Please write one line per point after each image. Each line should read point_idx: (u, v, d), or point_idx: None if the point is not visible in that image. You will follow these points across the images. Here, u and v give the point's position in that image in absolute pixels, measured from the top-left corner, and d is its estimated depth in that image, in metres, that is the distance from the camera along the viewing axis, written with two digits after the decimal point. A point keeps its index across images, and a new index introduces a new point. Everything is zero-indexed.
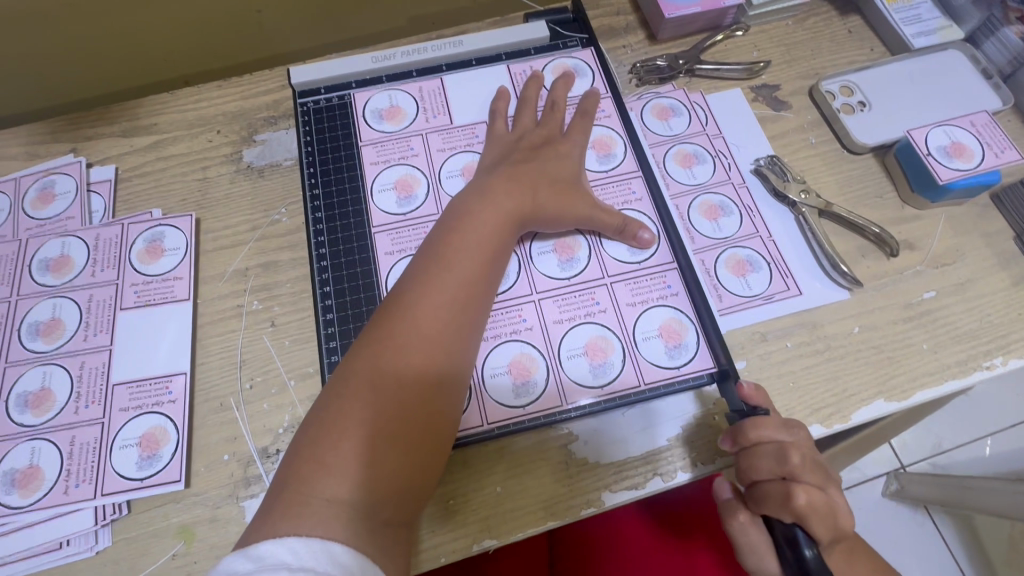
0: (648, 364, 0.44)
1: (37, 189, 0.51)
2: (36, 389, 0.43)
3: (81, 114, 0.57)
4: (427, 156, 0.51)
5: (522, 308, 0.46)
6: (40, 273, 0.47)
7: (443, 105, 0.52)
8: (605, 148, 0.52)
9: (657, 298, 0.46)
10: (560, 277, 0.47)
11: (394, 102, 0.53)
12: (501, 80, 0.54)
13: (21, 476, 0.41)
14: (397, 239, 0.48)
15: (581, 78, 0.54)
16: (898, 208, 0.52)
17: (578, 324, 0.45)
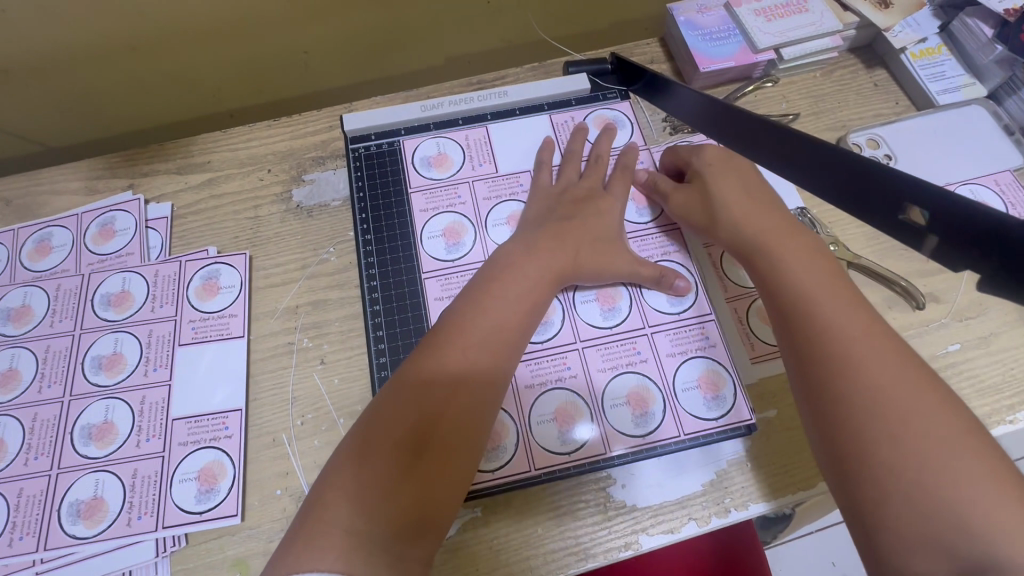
0: (687, 413, 0.46)
1: (98, 225, 0.54)
2: (99, 421, 0.46)
3: (136, 150, 0.59)
4: (474, 205, 0.53)
5: (567, 355, 0.48)
6: (103, 308, 0.50)
7: (489, 154, 0.55)
8: (645, 200, 0.54)
9: (696, 348, 0.48)
10: (603, 326, 0.49)
11: (443, 151, 0.55)
12: (544, 131, 0.56)
13: (86, 507, 0.43)
14: (447, 285, 0.50)
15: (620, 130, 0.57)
16: (924, 260, 0.53)
17: (620, 373, 0.47)
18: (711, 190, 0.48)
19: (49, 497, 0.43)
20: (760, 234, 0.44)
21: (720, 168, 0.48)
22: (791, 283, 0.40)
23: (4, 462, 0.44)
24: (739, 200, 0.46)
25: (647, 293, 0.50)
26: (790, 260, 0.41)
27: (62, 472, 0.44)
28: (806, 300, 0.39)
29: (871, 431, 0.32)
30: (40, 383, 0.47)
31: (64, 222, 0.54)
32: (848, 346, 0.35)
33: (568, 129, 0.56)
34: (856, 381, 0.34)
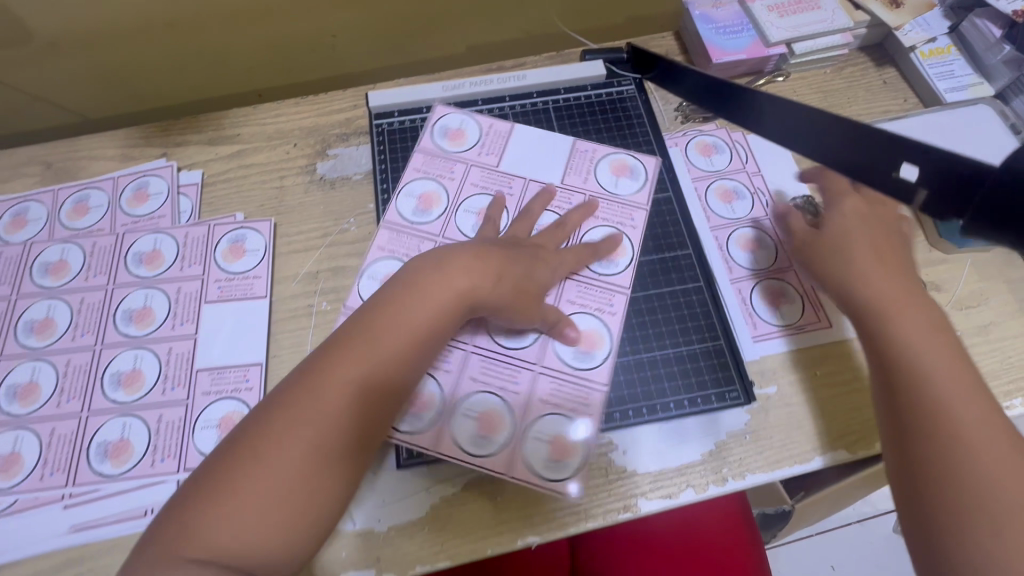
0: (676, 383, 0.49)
1: (133, 188, 0.56)
2: (128, 369, 0.48)
3: (170, 122, 0.62)
4: (459, 185, 0.55)
5: (521, 371, 0.48)
6: (135, 265, 0.52)
7: (500, 148, 0.57)
8: (611, 254, 0.53)
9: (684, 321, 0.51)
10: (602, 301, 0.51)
11: (461, 130, 0.57)
12: (564, 154, 0.57)
13: (113, 447, 0.45)
14: (409, 249, 0.53)
15: (633, 181, 0.56)
16: (926, 251, 0.55)
17: (569, 416, 0.47)
18: (845, 240, 0.48)
19: (79, 438, 0.46)
20: (879, 300, 0.44)
21: (864, 225, 0.49)
22: (908, 352, 0.41)
23: (37, 403, 0.47)
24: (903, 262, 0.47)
25: (583, 322, 0.50)
26: (909, 323, 0.43)
27: (92, 414, 0.46)
28: (919, 360, 0.41)
29: (969, 516, 0.36)
30: (74, 333, 0.49)
31: (101, 185, 0.57)
32: (957, 415, 0.38)
33: (586, 159, 0.57)
34: (970, 466, 0.37)
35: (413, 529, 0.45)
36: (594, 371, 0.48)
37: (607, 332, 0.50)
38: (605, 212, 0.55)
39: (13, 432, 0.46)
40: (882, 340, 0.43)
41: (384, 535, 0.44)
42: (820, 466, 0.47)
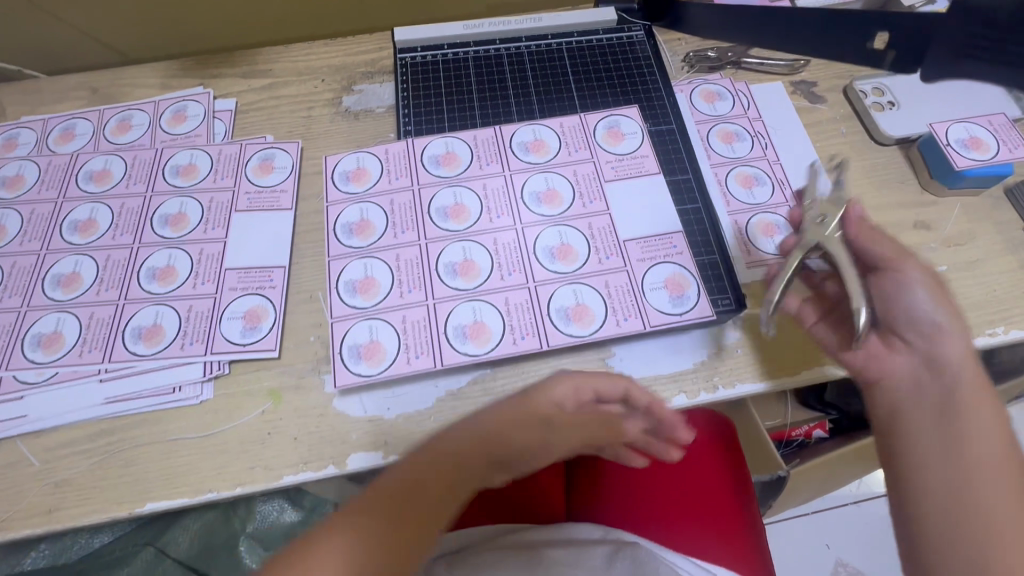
0: (654, 310, 0.49)
1: (172, 111, 0.61)
2: (163, 265, 0.52)
3: (208, 58, 0.67)
4: (568, 161, 0.56)
5: (412, 308, 0.49)
6: (172, 176, 0.56)
7: (626, 168, 0.55)
8: (566, 256, 0.51)
9: (664, 255, 0.52)
10: (581, 236, 0.52)
11: (623, 136, 0.57)
12: (655, 229, 0.52)
13: (147, 331, 0.49)
14: (485, 162, 0.56)
15: (672, 304, 0.49)
16: (917, 193, 0.57)
17: (394, 332, 0.49)
18: (873, 307, 0.43)
19: (116, 322, 0.49)
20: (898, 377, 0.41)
21: (934, 308, 0.41)
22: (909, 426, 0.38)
23: (79, 291, 0.51)
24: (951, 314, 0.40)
25: (483, 311, 0.49)
26: (917, 409, 0.39)
27: (128, 302, 0.50)
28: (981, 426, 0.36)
29: None
30: (114, 232, 0.53)
31: (143, 107, 0.61)
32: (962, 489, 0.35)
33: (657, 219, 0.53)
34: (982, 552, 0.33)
35: (417, 418, 0.47)
36: (456, 355, 0.48)
37: (497, 338, 0.48)
38: (615, 295, 0.50)
39: (56, 314, 0.50)
40: (888, 433, 0.39)
41: (392, 422, 0.47)
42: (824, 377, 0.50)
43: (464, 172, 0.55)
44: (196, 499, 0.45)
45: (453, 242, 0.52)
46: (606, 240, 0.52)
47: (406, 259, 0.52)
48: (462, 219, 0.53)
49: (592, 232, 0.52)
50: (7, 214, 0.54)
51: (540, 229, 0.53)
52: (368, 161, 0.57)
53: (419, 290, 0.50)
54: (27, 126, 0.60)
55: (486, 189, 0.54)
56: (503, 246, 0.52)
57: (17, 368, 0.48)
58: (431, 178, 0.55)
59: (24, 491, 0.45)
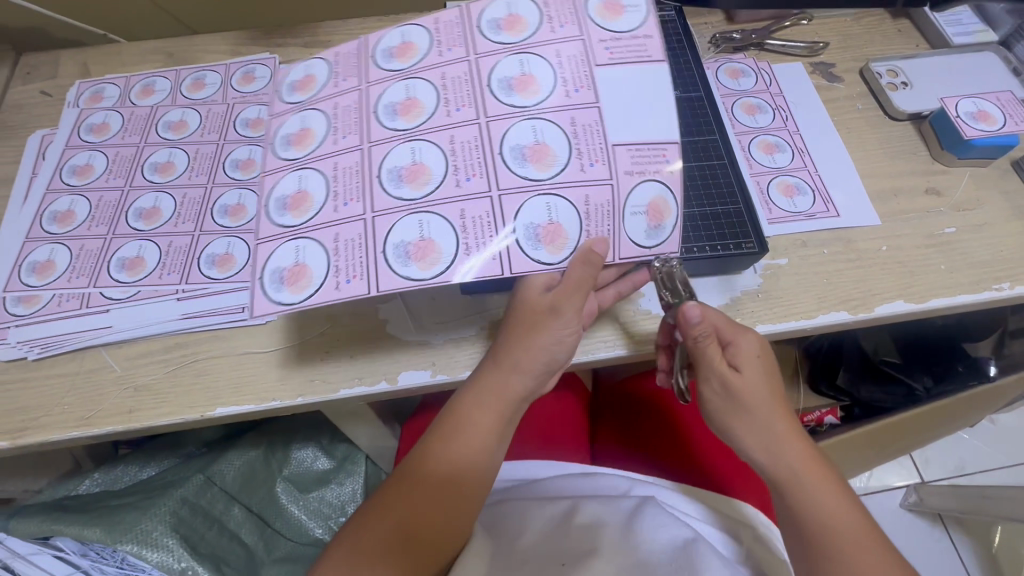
0: (629, 240, 0.44)
1: (242, 72, 0.67)
2: (234, 203, 0.57)
3: (272, 29, 0.73)
4: (550, 41, 0.46)
5: (349, 223, 0.42)
6: (242, 127, 0.62)
7: (625, 54, 0.45)
8: (541, 158, 0.43)
9: (655, 171, 0.43)
10: (560, 143, 0.43)
11: (617, 10, 0.47)
12: (662, 145, 0.44)
13: (220, 258, 0.54)
14: (448, 47, 0.46)
15: (648, 235, 0.44)
16: (929, 163, 0.61)
17: (325, 252, 0.41)
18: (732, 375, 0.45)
19: (192, 250, 0.55)
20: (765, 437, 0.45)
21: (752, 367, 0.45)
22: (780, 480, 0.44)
23: (159, 222, 0.56)
24: (767, 394, 0.45)
25: (429, 225, 0.42)
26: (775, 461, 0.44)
27: (202, 234, 0.55)
28: (814, 506, 0.43)
29: None
30: (190, 174, 0.59)
31: (215, 69, 0.68)
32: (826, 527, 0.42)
33: (649, 126, 0.44)
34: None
35: (461, 343, 0.52)
36: (396, 280, 0.40)
37: (448, 257, 0.41)
38: (594, 215, 0.43)
39: (138, 241, 0.55)
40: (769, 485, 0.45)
41: (439, 346, 0.52)
42: (843, 321, 0.53)
43: (419, 63, 0.46)
44: (261, 407, 0.49)
45: (408, 142, 0.44)
46: (590, 147, 0.43)
47: (344, 168, 0.44)
48: (412, 116, 0.44)
49: (575, 129, 0.44)
50: (95, 156, 0.61)
51: (509, 124, 0.44)
52: (300, 71, 0.48)
53: (357, 202, 0.43)
54: (112, 82, 0.67)
55: (444, 79, 0.45)
56: (462, 146, 0.43)
57: (104, 286, 0.53)
58: (381, 73, 0.46)
59: (106, 394, 0.50)
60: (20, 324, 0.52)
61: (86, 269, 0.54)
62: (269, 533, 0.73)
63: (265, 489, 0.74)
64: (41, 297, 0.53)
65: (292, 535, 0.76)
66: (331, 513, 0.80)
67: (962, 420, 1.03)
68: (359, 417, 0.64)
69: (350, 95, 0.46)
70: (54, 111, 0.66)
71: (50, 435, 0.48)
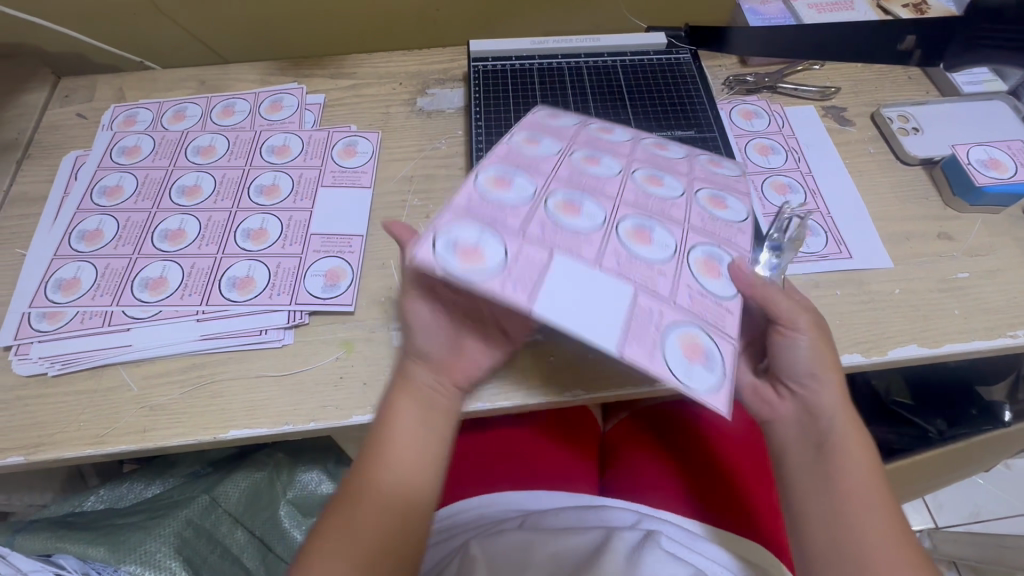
0: (497, 206, 0.44)
1: (270, 101, 0.70)
2: (256, 227, 0.59)
3: (299, 61, 0.76)
4: (691, 211, 0.47)
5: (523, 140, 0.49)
6: (268, 154, 0.65)
7: (719, 256, 0.45)
8: (572, 211, 0.45)
9: (638, 334, 0.40)
10: (599, 233, 0.44)
11: (726, 200, 0.49)
12: (622, 307, 0.40)
13: (240, 281, 0.55)
14: (664, 158, 0.52)
15: (494, 247, 0.41)
16: (940, 208, 0.62)
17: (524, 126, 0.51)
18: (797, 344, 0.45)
19: (213, 273, 0.56)
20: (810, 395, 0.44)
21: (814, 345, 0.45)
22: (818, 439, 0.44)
23: (184, 244, 0.58)
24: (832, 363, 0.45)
25: (528, 159, 0.48)
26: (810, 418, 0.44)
27: (225, 256, 0.57)
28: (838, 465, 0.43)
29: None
30: (216, 197, 0.61)
31: (245, 97, 0.71)
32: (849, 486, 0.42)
33: (681, 305, 0.42)
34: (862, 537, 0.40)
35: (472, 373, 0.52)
36: (513, 147, 0.49)
37: (511, 173, 0.46)
38: (520, 269, 0.40)
39: (162, 262, 0.56)
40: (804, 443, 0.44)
41: None
42: (856, 363, 0.53)
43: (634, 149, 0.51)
44: (273, 430, 0.49)
45: (546, 146, 0.50)
46: (559, 235, 0.43)
47: (564, 164, 0.48)
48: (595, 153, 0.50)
49: (621, 249, 0.44)
50: (125, 177, 0.63)
51: (605, 204, 0.46)
52: (549, 135, 0.51)
53: (537, 139, 0.50)
54: (145, 107, 0.70)
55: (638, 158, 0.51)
56: (488, 211, 0.43)
57: (126, 304, 0.54)
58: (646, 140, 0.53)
59: (121, 412, 0.50)
60: (43, 340, 0.53)
61: (110, 287, 0.55)
62: (271, 558, 0.72)
63: (269, 511, 0.74)
64: (65, 313, 0.54)
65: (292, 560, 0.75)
66: None
67: (976, 465, 1.01)
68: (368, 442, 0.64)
69: (546, 167, 0.48)
70: (88, 134, 0.69)
71: (63, 452, 0.48)
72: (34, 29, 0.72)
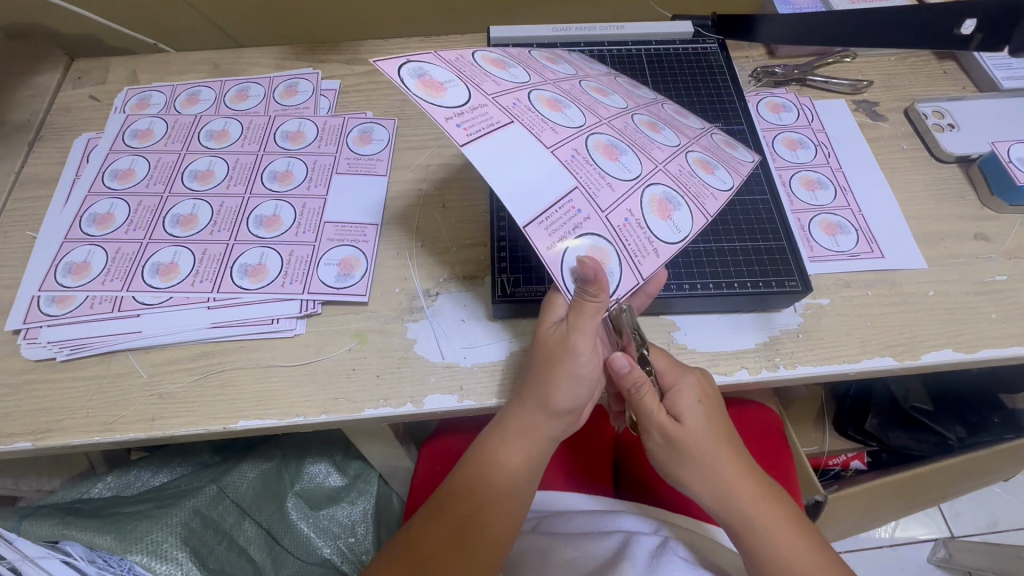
0: (468, 76, 0.41)
1: (285, 86, 0.69)
2: (269, 213, 0.58)
3: (314, 46, 0.74)
4: (673, 155, 0.46)
5: (534, 58, 0.50)
6: (282, 140, 0.63)
7: (678, 193, 0.44)
8: (556, 108, 0.43)
9: (573, 229, 0.39)
10: (572, 126, 0.42)
11: (717, 168, 0.48)
12: (550, 192, 0.38)
13: (252, 268, 0.54)
14: (670, 119, 0.51)
15: (440, 94, 0.38)
16: (977, 208, 0.60)
17: (542, 56, 0.51)
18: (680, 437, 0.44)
19: (225, 259, 0.55)
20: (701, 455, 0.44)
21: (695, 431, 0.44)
22: (715, 494, 0.44)
23: (195, 230, 0.56)
24: (711, 439, 0.44)
25: (536, 66, 0.48)
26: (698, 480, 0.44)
27: (237, 243, 0.56)
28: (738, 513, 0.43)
29: None
30: (228, 182, 0.60)
31: (259, 81, 0.69)
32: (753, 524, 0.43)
33: (628, 229, 0.41)
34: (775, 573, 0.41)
35: (489, 368, 0.50)
36: (528, 55, 0.50)
37: (511, 64, 0.46)
38: (472, 117, 0.38)
39: (174, 247, 0.55)
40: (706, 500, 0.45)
41: (468, 369, 0.50)
42: (889, 366, 0.51)
43: (639, 105, 0.50)
44: (284, 422, 0.48)
45: (567, 69, 0.51)
46: (531, 115, 0.41)
47: (573, 87, 0.47)
48: (607, 93, 0.50)
49: (592, 146, 0.42)
50: (138, 161, 0.62)
51: (593, 117, 0.44)
52: (561, 62, 0.52)
53: (552, 66, 0.50)
54: (158, 90, 0.69)
55: (638, 106, 0.50)
56: (470, 71, 0.41)
57: (137, 290, 0.53)
58: (649, 100, 0.53)
59: (130, 399, 0.49)
60: (53, 324, 0.52)
61: (120, 272, 0.54)
62: (278, 550, 0.72)
63: (276, 504, 0.73)
64: (74, 298, 0.53)
65: (299, 553, 0.74)
66: (341, 532, 0.79)
67: (996, 474, 0.98)
68: (377, 436, 0.62)
69: (545, 75, 0.47)
70: (101, 116, 0.67)
71: (71, 439, 0.47)
72: (48, 10, 0.71)
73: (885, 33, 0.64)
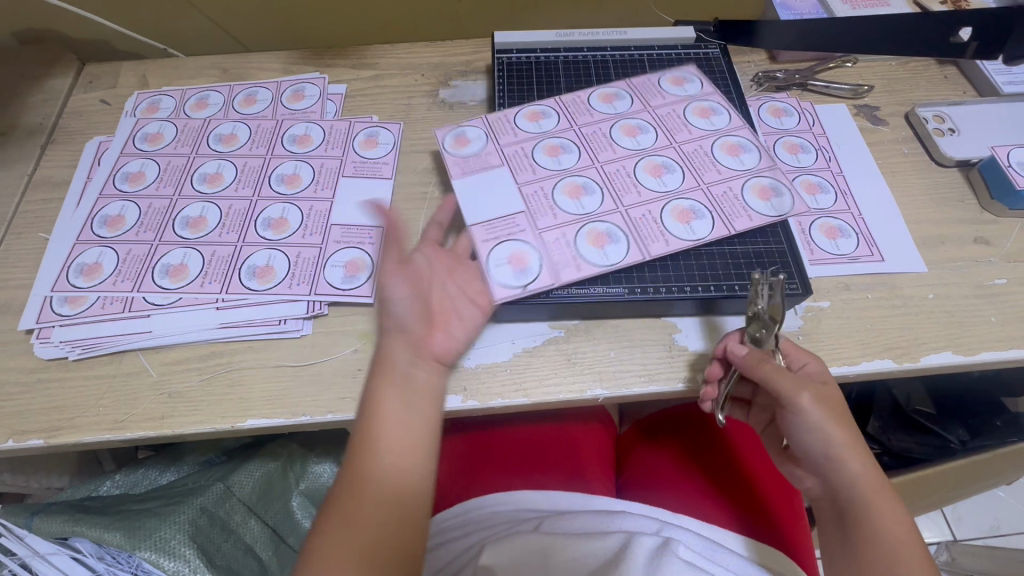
0: (498, 135, 0.60)
1: (292, 91, 0.70)
2: (277, 216, 0.58)
3: (321, 51, 0.75)
4: (641, 199, 0.55)
5: (582, 106, 0.62)
6: (290, 143, 0.64)
7: (636, 235, 0.53)
8: (554, 152, 0.58)
9: (507, 235, 0.53)
10: (556, 167, 0.57)
11: (687, 212, 0.54)
12: (499, 211, 0.54)
13: (260, 270, 0.55)
14: (680, 145, 0.59)
15: (457, 148, 0.59)
16: (977, 212, 0.60)
17: (600, 96, 0.63)
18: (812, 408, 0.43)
19: (234, 260, 0.56)
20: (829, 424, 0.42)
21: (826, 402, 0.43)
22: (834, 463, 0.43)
23: (204, 231, 0.57)
24: (841, 418, 0.43)
25: (585, 119, 0.61)
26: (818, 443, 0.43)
27: (245, 245, 0.57)
28: (852, 480, 0.43)
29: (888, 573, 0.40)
30: (237, 185, 0.61)
31: (267, 86, 0.70)
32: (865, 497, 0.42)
33: (557, 247, 0.52)
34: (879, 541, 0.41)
35: (493, 369, 0.51)
36: (580, 101, 0.62)
37: (552, 121, 0.61)
38: (473, 163, 0.58)
39: (183, 249, 0.56)
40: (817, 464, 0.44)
41: (472, 370, 0.51)
42: (890, 369, 0.51)
43: (654, 142, 0.59)
44: (291, 421, 0.49)
45: (623, 103, 0.63)
46: (523, 160, 0.58)
47: (599, 137, 0.60)
48: (635, 135, 0.60)
49: (554, 194, 0.55)
50: (148, 163, 0.63)
51: (586, 165, 0.58)
52: (621, 96, 0.64)
53: (603, 115, 0.62)
54: (168, 94, 0.70)
55: (653, 141, 0.59)
56: (503, 128, 0.61)
57: (147, 290, 0.54)
58: (685, 129, 0.60)
59: (140, 398, 0.50)
60: (65, 324, 0.53)
61: (131, 273, 0.55)
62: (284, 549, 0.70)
63: (284, 501, 0.71)
64: (86, 298, 0.54)
65: None
66: None
67: (1000, 477, 0.98)
68: None
69: (574, 126, 0.61)
70: (112, 119, 0.69)
71: (82, 436, 0.48)
72: (62, 16, 0.73)
73: (875, 41, 0.65)
